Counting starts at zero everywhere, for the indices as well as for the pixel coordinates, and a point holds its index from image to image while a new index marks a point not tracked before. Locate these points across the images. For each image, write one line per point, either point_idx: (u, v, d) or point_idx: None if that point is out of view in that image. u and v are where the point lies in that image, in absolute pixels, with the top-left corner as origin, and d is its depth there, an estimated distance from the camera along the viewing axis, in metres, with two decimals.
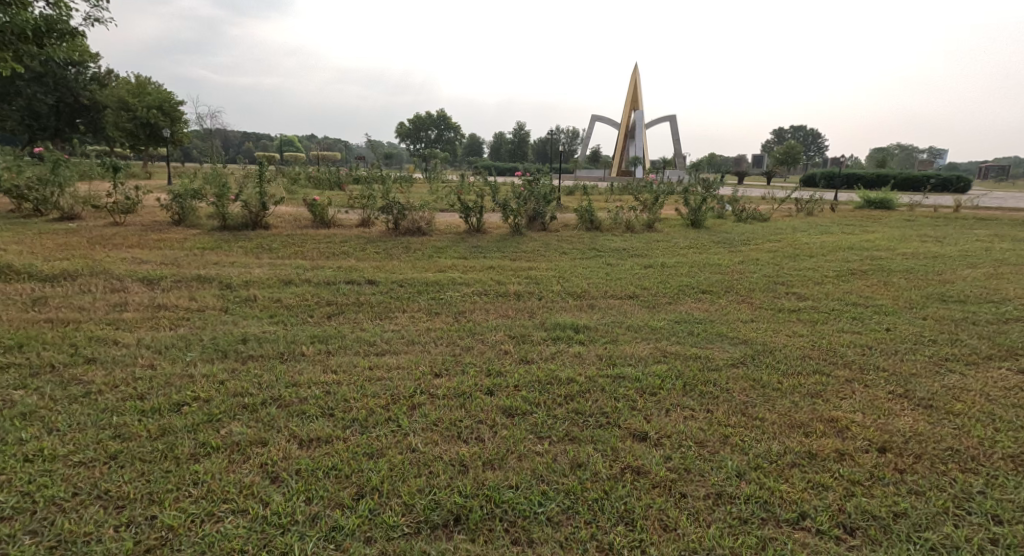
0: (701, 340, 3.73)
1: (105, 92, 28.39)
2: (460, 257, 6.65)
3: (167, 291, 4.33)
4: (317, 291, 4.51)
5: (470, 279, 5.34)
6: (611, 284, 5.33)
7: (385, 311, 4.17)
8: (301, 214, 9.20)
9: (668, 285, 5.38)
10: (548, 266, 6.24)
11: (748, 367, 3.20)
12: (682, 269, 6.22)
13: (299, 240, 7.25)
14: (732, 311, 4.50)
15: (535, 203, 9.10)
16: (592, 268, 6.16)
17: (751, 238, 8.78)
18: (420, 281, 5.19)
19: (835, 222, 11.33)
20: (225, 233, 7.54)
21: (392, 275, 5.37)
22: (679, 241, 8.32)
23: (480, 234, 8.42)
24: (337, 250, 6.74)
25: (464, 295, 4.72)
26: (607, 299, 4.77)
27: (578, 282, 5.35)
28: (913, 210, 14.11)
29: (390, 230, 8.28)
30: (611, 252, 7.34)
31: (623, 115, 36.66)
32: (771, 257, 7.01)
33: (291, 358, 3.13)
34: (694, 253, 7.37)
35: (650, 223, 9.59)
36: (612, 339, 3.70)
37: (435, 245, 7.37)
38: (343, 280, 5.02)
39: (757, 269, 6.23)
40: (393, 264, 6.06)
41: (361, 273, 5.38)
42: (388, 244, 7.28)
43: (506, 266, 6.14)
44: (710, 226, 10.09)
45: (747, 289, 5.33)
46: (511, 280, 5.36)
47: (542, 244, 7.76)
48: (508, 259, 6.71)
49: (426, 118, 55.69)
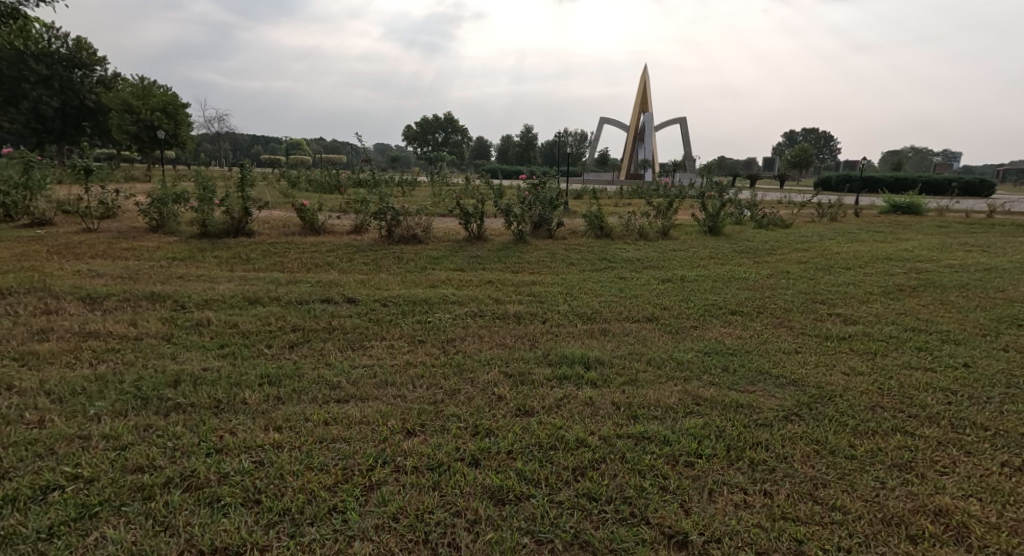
0: (739, 380, 3.07)
1: (109, 95, 28.06)
2: (457, 269, 6.02)
3: (107, 312, 3.71)
4: (283, 313, 3.88)
5: (465, 295, 4.70)
6: (626, 302, 4.67)
7: (361, 339, 3.53)
8: (290, 220, 8.59)
9: (691, 304, 4.72)
10: (554, 280, 5.59)
11: (804, 422, 2.54)
12: (704, 284, 5.55)
13: (283, 249, 6.64)
14: (769, 340, 3.83)
15: (541, 208, 8.46)
16: (603, 283, 5.50)
17: (775, 247, 8.09)
18: (408, 299, 4.55)
19: (862, 229, 10.60)
20: (204, 241, 6.95)
21: (376, 292, 4.74)
22: (698, 251, 7.65)
23: (481, 242, 7.80)
24: (322, 260, 6.13)
25: (456, 318, 4.08)
26: (622, 322, 4.11)
27: (588, 301, 4.70)
28: (943, 216, 13.36)
29: (384, 238, 7.66)
30: (624, 263, 6.68)
31: (632, 117, 35.98)
32: (803, 270, 6.32)
33: (227, 406, 2.50)
34: (715, 264, 6.70)
35: (665, 229, 8.92)
36: (630, 380, 3.04)
37: (431, 255, 6.75)
38: (320, 298, 4.39)
39: (790, 285, 5.55)
40: (380, 277, 5.43)
41: (341, 290, 4.76)
42: (379, 253, 6.65)
43: (506, 280, 5.50)
44: (729, 233, 9.41)
45: (783, 309, 4.66)
46: (511, 297, 4.72)
47: (549, 254, 7.12)
48: (509, 271, 6.07)
49: (433, 121, 55.22)
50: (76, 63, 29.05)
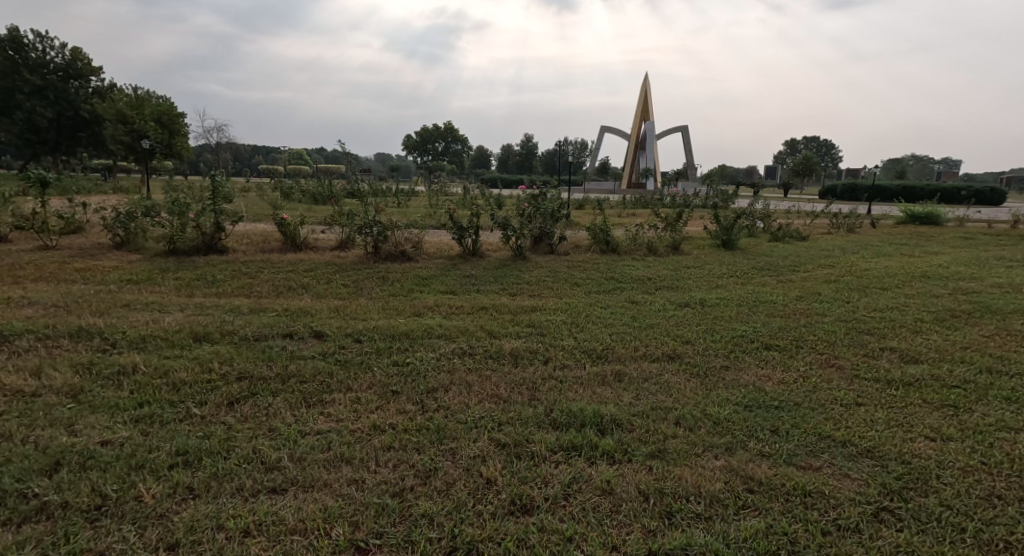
0: (795, 450, 2.41)
1: (104, 104, 27.53)
2: (448, 292, 5.38)
3: (10, 357, 3.02)
4: (232, 354, 3.20)
5: (454, 326, 4.06)
6: (641, 336, 4.01)
7: (321, 391, 2.87)
8: (270, 235, 7.93)
9: (717, 336, 4.06)
10: (557, 305, 4.93)
11: (900, 523, 1.93)
12: (728, 310, 4.89)
13: (256, 269, 5.99)
14: (821, 387, 3.17)
15: (541, 221, 7.82)
16: (611, 309, 4.84)
17: (797, 264, 7.44)
18: (387, 332, 3.89)
19: (883, 243, 9.97)
20: (170, 260, 6.28)
21: (350, 323, 4.08)
22: (714, 268, 7.00)
23: (476, 259, 7.17)
24: (297, 282, 5.49)
25: (441, 359, 3.42)
26: (639, 363, 3.46)
27: (597, 333, 4.04)
28: (963, 228, 12.82)
29: (370, 255, 7.01)
30: (633, 283, 6.04)
31: (633, 126, 35.49)
32: (835, 292, 5.68)
33: (113, 507, 1.83)
34: (735, 284, 6.05)
35: (675, 243, 8.28)
36: (655, 452, 2.39)
37: (420, 275, 6.10)
38: (281, 333, 3.72)
39: (825, 310, 4.91)
40: (359, 304, 4.77)
41: (310, 321, 4.09)
42: (362, 274, 6.01)
43: (502, 305, 4.84)
44: (744, 247, 8.77)
45: (825, 342, 4.00)
46: (508, 328, 4.06)
47: (550, 273, 6.49)
48: (506, 293, 5.43)
49: (433, 130, 54.81)
50: (73, 73, 28.58)
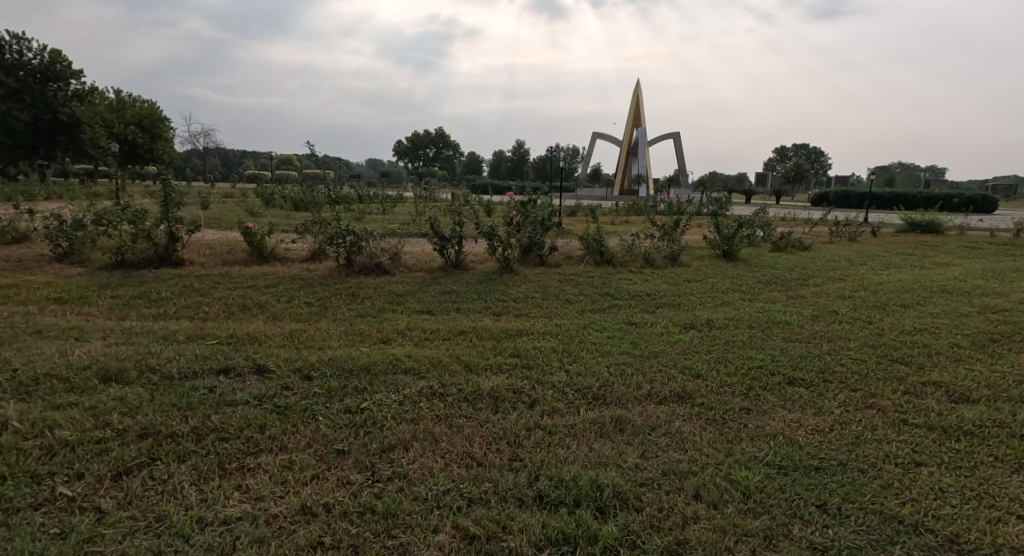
0: (853, 540, 1.88)
1: (82, 108, 26.68)
2: (424, 312, 4.80)
3: None
4: (141, 399, 2.58)
5: (425, 358, 3.46)
6: (644, 369, 3.43)
7: (245, 452, 2.26)
8: (235, 245, 7.29)
9: (731, 368, 3.50)
10: (547, 327, 4.35)
11: None
12: (739, 333, 4.33)
13: (210, 284, 5.37)
14: (866, 437, 2.60)
15: (530, 231, 7.25)
16: (607, 332, 4.27)
17: (805, 277, 6.91)
18: (344, 365, 3.29)
19: (889, 253, 9.49)
20: (116, 274, 5.64)
21: (302, 353, 3.48)
22: (717, 282, 6.46)
23: (459, 272, 6.60)
24: (254, 300, 4.88)
25: (404, 403, 2.83)
26: (644, 409, 2.89)
27: (592, 365, 3.47)
28: (965, 236, 12.45)
29: (342, 267, 6.40)
30: (631, 299, 5.48)
31: (624, 132, 35.13)
32: (853, 310, 5.14)
33: None
34: (742, 301, 5.50)
35: (674, 254, 7.72)
36: (672, 546, 1.84)
37: (395, 292, 5.51)
38: (213, 368, 3.11)
39: (847, 333, 4.38)
40: (319, 327, 4.16)
41: (255, 351, 3.47)
42: (330, 291, 5.41)
43: (484, 328, 4.26)
44: (746, 257, 8.27)
45: (856, 374, 3.44)
46: (489, 360, 3.47)
47: (540, 287, 5.93)
48: (489, 312, 4.86)
49: (423, 136, 54.21)
50: (51, 76, 27.77)
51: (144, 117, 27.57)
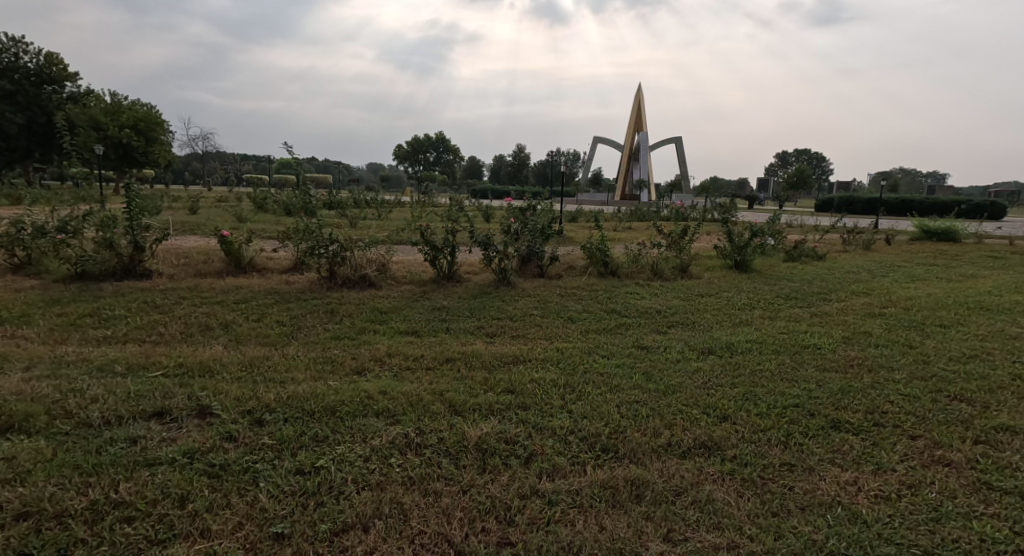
0: None
1: (76, 111, 26.22)
2: (409, 333, 4.29)
3: None
4: (33, 460, 2.05)
5: (403, 396, 2.94)
6: (660, 409, 2.91)
7: (152, 542, 1.75)
8: (212, 255, 6.78)
9: (762, 407, 2.98)
10: (547, 353, 3.83)
11: None
12: (766, 360, 3.81)
13: (174, 300, 4.86)
14: (948, 512, 2.09)
15: (529, 240, 6.73)
16: (616, 360, 3.74)
17: (826, 290, 6.40)
18: (304, 406, 2.77)
19: (909, 263, 8.98)
20: (71, 287, 5.13)
21: (258, 388, 2.96)
22: (731, 296, 5.95)
23: (452, 285, 6.09)
24: (219, 318, 4.37)
25: (371, 459, 2.32)
26: (665, 467, 2.37)
27: (599, 404, 2.95)
28: (983, 245, 11.94)
29: (324, 280, 5.89)
30: (639, 318, 4.97)
31: (625, 137, 34.69)
32: (888, 331, 4.62)
33: None
34: (762, 319, 4.99)
35: (683, 265, 7.20)
36: None
37: (379, 309, 4.99)
38: (144, 412, 2.58)
39: (888, 359, 3.85)
40: (285, 354, 3.63)
41: (201, 386, 2.94)
42: (307, 308, 4.91)
43: (474, 354, 3.74)
44: (759, 269, 7.76)
45: (911, 415, 2.92)
46: (479, 399, 2.95)
47: (539, 303, 5.42)
48: (481, 334, 4.35)
49: (423, 140, 53.80)
50: (45, 78, 27.31)
51: (139, 120, 27.11)
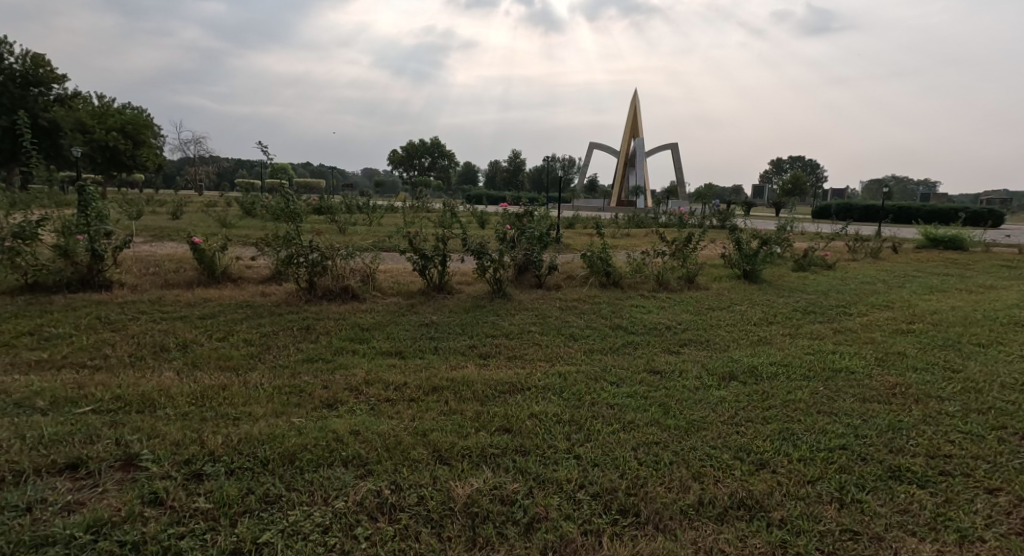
0: None
1: (62, 113, 25.63)
2: (392, 355, 3.82)
3: None
4: None
5: (378, 439, 2.47)
6: (686, 455, 2.45)
7: None
8: (185, 264, 6.31)
9: (804, 450, 2.53)
10: (548, 381, 3.36)
11: None
12: (797, 387, 3.35)
13: (131, 315, 4.38)
14: None
15: (526, 248, 6.28)
16: (626, 389, 3.28)
17: (844, 303, 5.97)
18: (257, 453, 2.30)
19: (923, 273, 8.58)
20: (20, 300, 4.64)
21: (205, 428, 2.48)
22: (744, 310, 5.51)
23: (442, 297, 5.64)
24: (178, 337, 3.89)
25: (332, 531, 1.85)
26: (697, 537, 1.91)
27: (612, 449, 2.49)
28: (992, 253, 11.57)
29: (303, 292, 5.41)
30: (647, 337, 4.52)
31: (622, 142, 34.34)
32: (923, 351, 4.18)
33: None
34: (783, 337, 4.54)
35: (690, 275, 6.76)
36: None
37: (361, 324, 4.51)
38: (55, 465, 2.11)
39: (934, 385, 3.40)
40: (246, 382, 3.14)
41: (134, 426, 2.45)
42: (280, 323, 4.44)
43: (465, 381, 3.27)
44: (769, 279, 7.33)
45: (982, 460, 2.47)
46: (470, 441, 2.48)
47: (538, 317, 4.96)
48: (474, 356, 3.88)
49: (418, 145, 53.37)
50: (32, 80, 26.45)
51: (127, 123, 26.49)
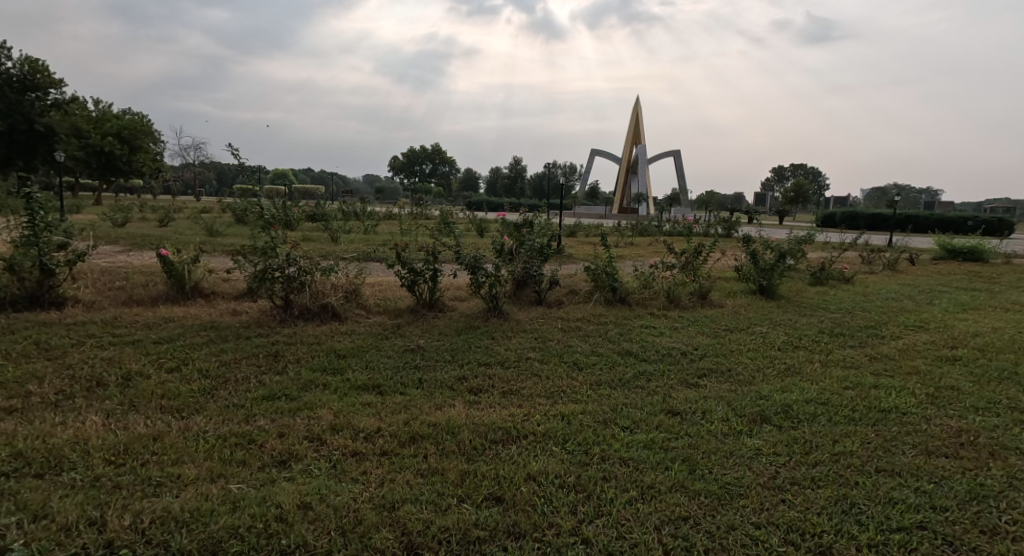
0: None
1: (55, 117, 25.16)
2: (368, 390, 3.31)
3: None
4: None
5: (333, 516, 1.96)
6: (722, 542, 1.95)
7: None
8: (154, 278, 5.81)
9: (871, 532, 2.02)
10: (548, 426, 2.84)
11: None
12: (845, 433, 2.81)
13: (76, 339, 3.88)
14: None
15: (524, 261, 5.75)
16: (642, 437, 2.75)
17: (874, 323, 5.44)
18: (172, 543, 1.80)
19: (949, 287, 8.04)
20: None
21: (115, 501, 1.99)
22: (766, 331, 4.99)
23: (432, 316, 5.13)
24: (122, 368, 3.39)
25: None
26: None
27: (631, 533, 1.98)
28: (1013, 266, 11.05)
29: (278, 310, 4.90)
30: (661, 365, 4.00)
31: (624, 149, 33.86)
32: (980, 385, 3.65)
33: None
34: (815, 366, 4.02)
35: (703, 291, 6.24)
36: None
37: (337, 350, 3.99)
38: None
39: (1008, 433, 2.87)
40: (185, 429, 2.62)
41: (21, 501, 1.95)
42: (245, 348, 3.93)
43: (450, 428, 2.75)
44: (787, 295, 6.80)
45: None
46: (450, 521, 1.97)
47: (538, 340, 4.44)
48: (462, 391, 3.37)
49: (418, 151, 52.97)
50: (29, 85, 25.52)
51: (123, 129, 26.00)
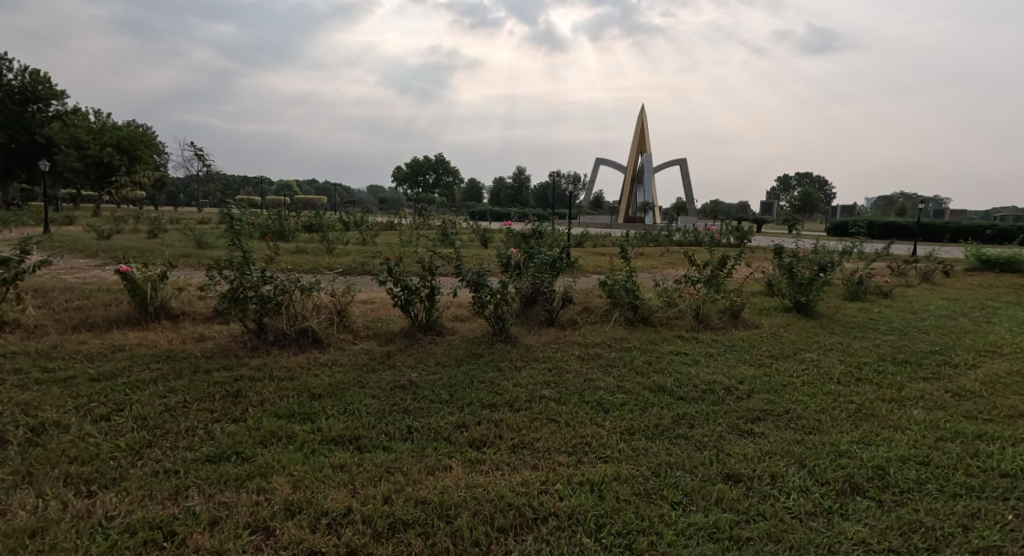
0: None
1: (54, 128, 24.75)
2: (341, 445, 2.61)
3: None
4: None
5: None
6: None
7: None
8: (118, 297, 5.15)
9: None
10: (575, 503, 2.13)
11: None
12: (973, 515, 2.11)
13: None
14: None
15: (534, 276, 5.06)
16: (702, 520, 2.05)
17: (938, 347, 4.71)
18: None
19: (1000, 302, 7.31)
20: None
21: None
22: (817, 358, 4.28)
23: (428, 340, 4.44)
24: (36, 416, 2.71)
25: None
26: None
27: None
28: None
29: (250, 335, 4.22)
30: (703, 404, 3.28)
31: (630, 159, 33.25)
32: None
33: None
34: (892, 406, 3.30)
35: (735, 308, 5.53)
36: None
37: (311, 387, 3.28)
38: None
39: None
40: (88, 515, 1.95)
41: None
42: (200, 384, 3.25)
43: (445, 508, 2.06)
44: (826, 312, 6.07)
45: None
46: None
47: (552, 372, 3.74)
48: (461, 445, 2.66)
49: (422, 162, 52.54)
50: (29, 97, 25.08)
51: (123, 140, 25.55)
